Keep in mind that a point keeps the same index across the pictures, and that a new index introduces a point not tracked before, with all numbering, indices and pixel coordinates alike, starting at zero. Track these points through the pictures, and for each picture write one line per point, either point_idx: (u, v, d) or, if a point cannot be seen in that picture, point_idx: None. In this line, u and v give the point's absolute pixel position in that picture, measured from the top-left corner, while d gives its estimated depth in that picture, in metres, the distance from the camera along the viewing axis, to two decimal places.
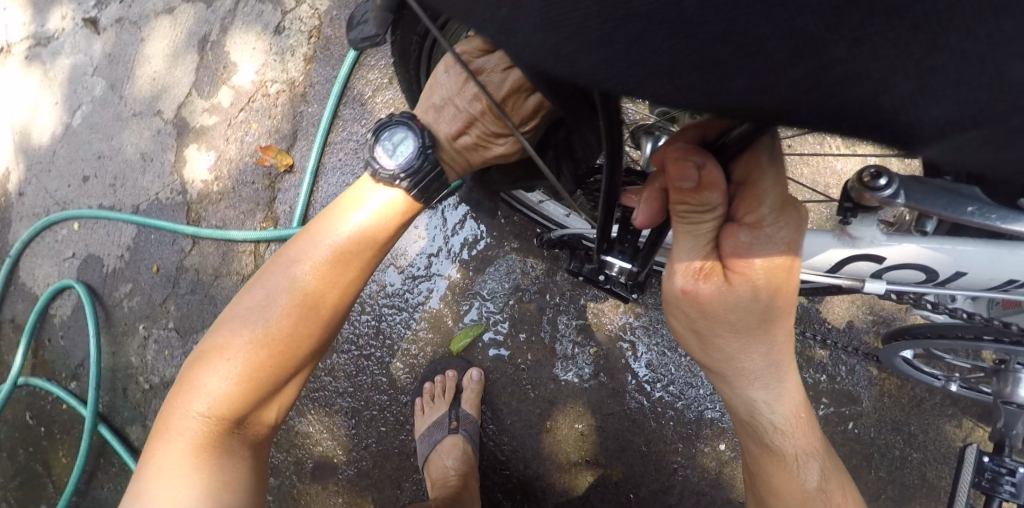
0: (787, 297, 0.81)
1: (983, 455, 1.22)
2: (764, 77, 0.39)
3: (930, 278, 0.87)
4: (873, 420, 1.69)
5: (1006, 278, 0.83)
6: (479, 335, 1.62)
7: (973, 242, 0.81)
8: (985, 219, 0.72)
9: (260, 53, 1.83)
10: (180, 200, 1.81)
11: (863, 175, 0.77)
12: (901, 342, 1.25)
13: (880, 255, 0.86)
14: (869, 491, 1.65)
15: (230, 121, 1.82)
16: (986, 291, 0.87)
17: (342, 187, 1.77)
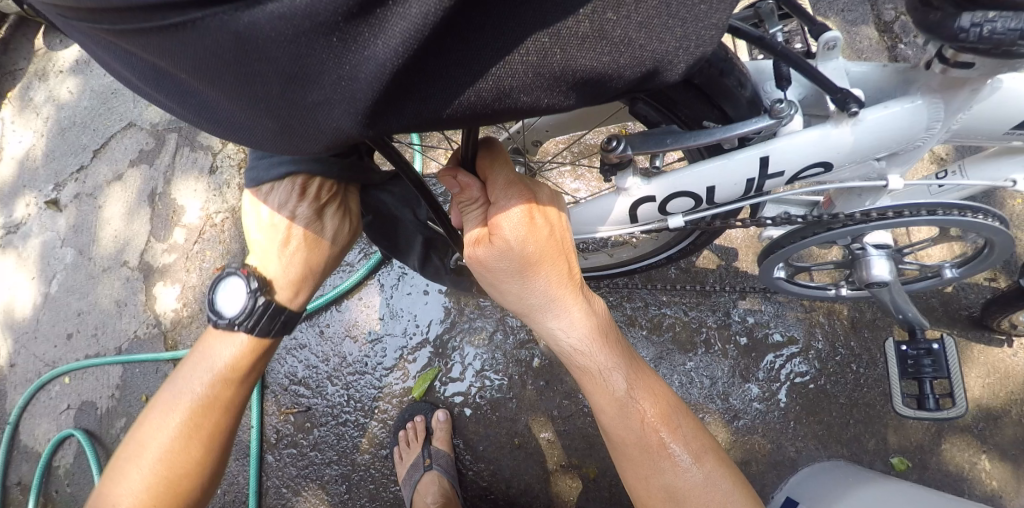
0: (541, 244, 1.02)
1: (902, 345, 1.54)
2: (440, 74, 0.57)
3: (699, 201, 1.09)
4: (808, 360, 1.85)
5: (746, 180, 1.05)
6: (435, 377, 1.82)
7: (704, 162, 1.04)
8: (678, 142, 0.96)
9: (201, 192, 2.09)
10: (156, 331, 2.01)
11: (605, 145, 0.98)
12: (773, 258, 1.38)
13: (650, 196, 1.09)
14: (838, 422, 1.79)
15: (187, 255, 2.04)
16: (743, 198, 1.09)
17: None
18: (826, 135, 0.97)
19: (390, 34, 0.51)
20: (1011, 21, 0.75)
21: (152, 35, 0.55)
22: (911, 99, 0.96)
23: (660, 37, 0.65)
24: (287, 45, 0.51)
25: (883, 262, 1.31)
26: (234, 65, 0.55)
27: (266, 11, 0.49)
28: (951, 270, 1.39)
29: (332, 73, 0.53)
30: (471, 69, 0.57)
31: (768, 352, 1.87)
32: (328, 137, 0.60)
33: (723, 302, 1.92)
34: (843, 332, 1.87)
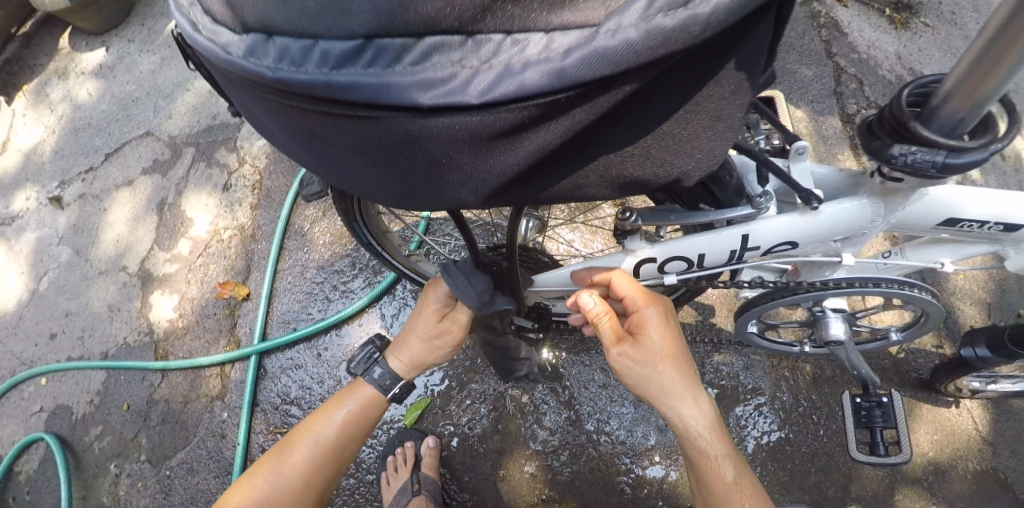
0: (666, 321, 1.23)
1: (857, 398, 1.75)
2: (533, 171, 0.69)
3: (692, 264, 1.27)
4: (775, 412, 2.02)
5: (730, 252, 1.22)
6: (427, 407, 1.90)
7: (695, 234, 1.22)
8: (678, 219, 1.14)
9: (212, 208, 2.14)
10: (148, 340, 2.02)
11: (619, 215, 1.16)
12: (746, 316, 1.58)
13: (654, 255, 1.26)
14: (800, 470, 1.95)
15: (190, 266, 2.07)
16: (728, 266, 1.26)
17: (296, 303, 2.02)
18: (793, 223, 1.17)
19: (523, 144, 0.63)
20: (928, 154, 0.92)
21: (325, 115, 0.65)
22: (857, 199, 1.17)
23: (703, 156, 0.75)
24: (442, 143, 0.63)
25: (839, 323, 1.51)
26: (391, 150, 0.66)
27: (439, 123, 0.61)
28: (896, 334, 1.59)
29: (469, 162, 0.66)
30: (553, 169, 0.70)
31: (735, 405, 2.04)
32: (444, 201, 0.72)
33: (699, 353, 2.10)
34: (806, 387, 2.05)
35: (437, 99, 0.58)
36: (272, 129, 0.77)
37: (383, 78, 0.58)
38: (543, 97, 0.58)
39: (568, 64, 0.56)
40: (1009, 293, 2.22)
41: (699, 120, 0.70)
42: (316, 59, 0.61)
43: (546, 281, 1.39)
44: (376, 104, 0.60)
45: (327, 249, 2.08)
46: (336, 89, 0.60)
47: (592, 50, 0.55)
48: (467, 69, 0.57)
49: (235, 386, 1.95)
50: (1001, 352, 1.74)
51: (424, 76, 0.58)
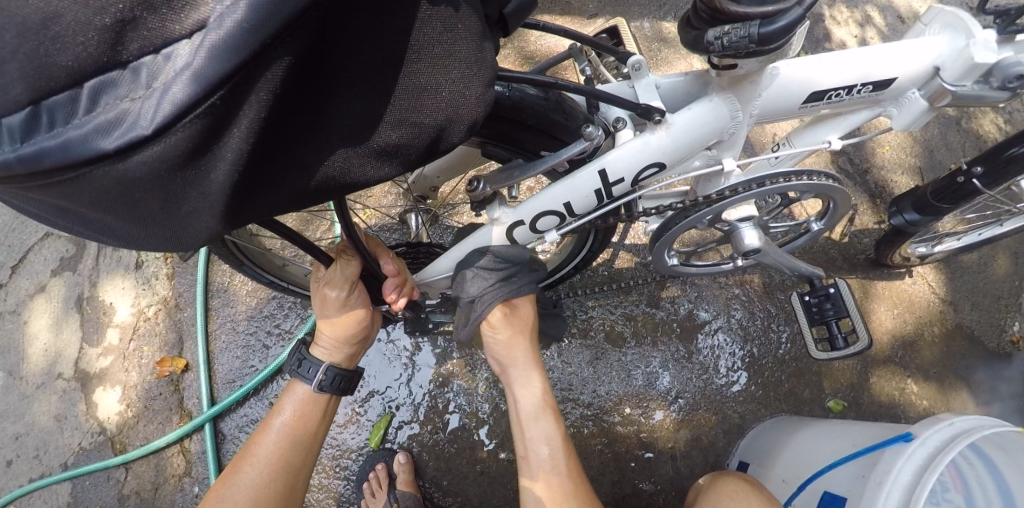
0: (297, 444, 1.25)
1: (806, 296, 1.73)
2: (277, 178, 0.67)
3: (564, 216, 1.18)
4: (738, 324, 2.00)
5: (594, 190, 1.14)
6: (389, 424, 1.86)
7: (554, 184, 1.14)
8: (518, 174, 1.08)
9: (130, 291, 2.10)
10: (103, 438, 1.96)
11: (467, 187, 1.11)
12: (660, 246, 1.52)
13: (521, 219, 1.16)
14: (772, 381, 1.95)
15: (124, 354, 2.02)
16: (603, 207, 1.17)
17: (235, 360, 1.97)
18: (647, 142, 1.09)
19: (231, 157, 0.60)
20: (742, 29, 0.90)
21: (44, 188, 0.64)
22: (707, 100, 1.12)
23: (450, 98, 0.71)
24: (154, 182, 0.61)
25: (751, 232, 1.48)
26: (119, 199, 0.64)
27: (134, 164, 0.58)
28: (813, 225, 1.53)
29: (194, 190, 0.63)
30: (295, 166, 0.66)
31: (697, 333, 1.99)
32: (205, 239, 0.70)
33: (647, 294, 2.02)
34: (757, 298, 2.04)
35: (119, 140, 0.56)
36: (46, 219, 0.76)
37: (60, 135, 0.58)
38: (207, 102, 0.55)
39: (210, 61, 0.53)
40: (935, 153, 2.25)
41: (424, 64, 0.68)
42: (5, 136, 0.60)
43: (431, 273, 1.31)
44: (70, 164, 0.59)
45: (252, 297, 2.04)
46: (27, 161, 0.60)
47: (218, 39, 0.53)
48: (136, 99, 0.56)
49: (197, 458, 1.94)
50: (930, 212, 1.75)
51: (99, 120, 0.57)
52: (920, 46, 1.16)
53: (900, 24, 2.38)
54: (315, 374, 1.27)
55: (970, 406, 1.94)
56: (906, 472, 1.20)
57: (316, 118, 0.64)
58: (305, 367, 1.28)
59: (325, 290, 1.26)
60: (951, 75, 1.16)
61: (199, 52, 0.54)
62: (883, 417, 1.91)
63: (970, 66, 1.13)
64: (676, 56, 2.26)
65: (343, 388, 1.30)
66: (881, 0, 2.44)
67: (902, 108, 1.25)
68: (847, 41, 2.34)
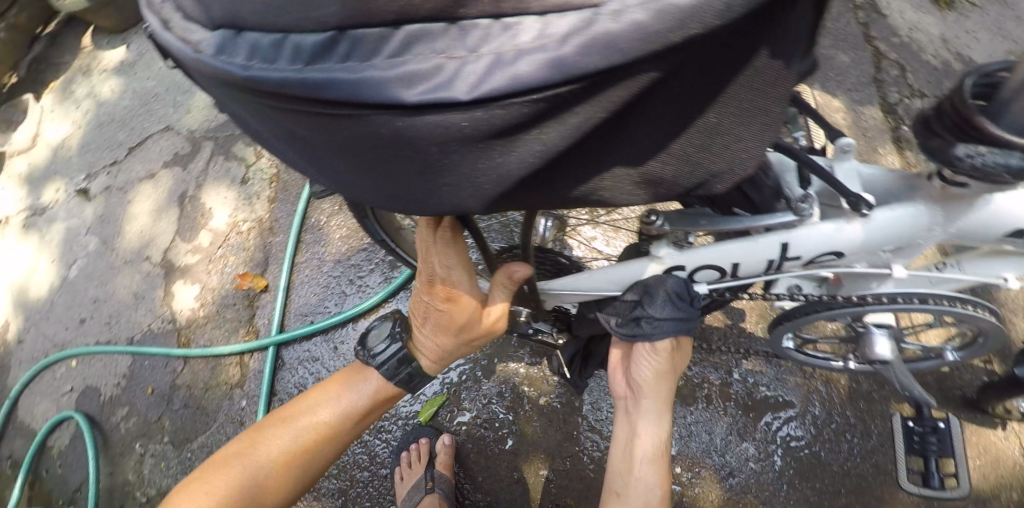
0: (357, 419, 1.38)
1: (903, 421, 1.56)
2: (546, 176, 0.65)
3: (725, 273, 1.16)
4: (809, 419, 1.93)
5: (766, 260, 1.12)
6: (443, 404, 1.90)
7: (730, 241, 1.11)
8: (702, 224, 1.03)
9: (230, 201, 2.13)
10: (170, 328, 2.02)
11: (644, 220, 1.04)
12: (784, 328, 1.50)
13: (682, 264, 1.14)
14: (828, 490, 1.84)
15: (210, 257, 2.06)
16: (766, 275, 1.15)
17: (313, 295, 2.00)
18: (839, 229, 1.06)
19: (529, 145, 0.59)
20: (999, 155, 0.82)
21: (304, 116, 0.60)
22: (913, 204, 1.04)
23: (732, 152, 0.69)
24: (436, 147, 0.58)
25: (885, 341, 1.41)
26: (381, 150, 0.61)
27: (430, 122, 0.56)
28: (951, 354, 1.46)
29: (467, 166, 0.61)
30: (569, 168, 0.65)
31: (766, 413, 1.94)
32: (447, 212, 0.68)
33: (727, 360, 2.01)
34: (841, 401, 1.95)
35: (426, 94, 0.53)
36: (265, 135, 0.72)
37: (358, 71, 0.54)
38: (554, 89, 0.53)
39: (580, 54, 0.51)
40: None
41: (731, 112, 0.65)
42: (285, 53, 0.57)
43: (561, 286, 1.28)
44: (356, 102, 0.55)
45: (343, 243, 2.06)
46: (309, 86, 0.55)
47: (607, 33, 0.51)
48: (454, 58, 0.53)
49: (254, 376, 1.94)
50: None
51: (405, 67, 0.54)
52: None
53: None
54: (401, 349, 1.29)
55: None
56: None
57: (614, 132, 0.62)
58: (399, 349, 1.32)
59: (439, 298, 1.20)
60: None
61: (552, 42, 0.51)
62: None
63: None
64: None
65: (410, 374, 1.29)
66: None
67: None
68: None
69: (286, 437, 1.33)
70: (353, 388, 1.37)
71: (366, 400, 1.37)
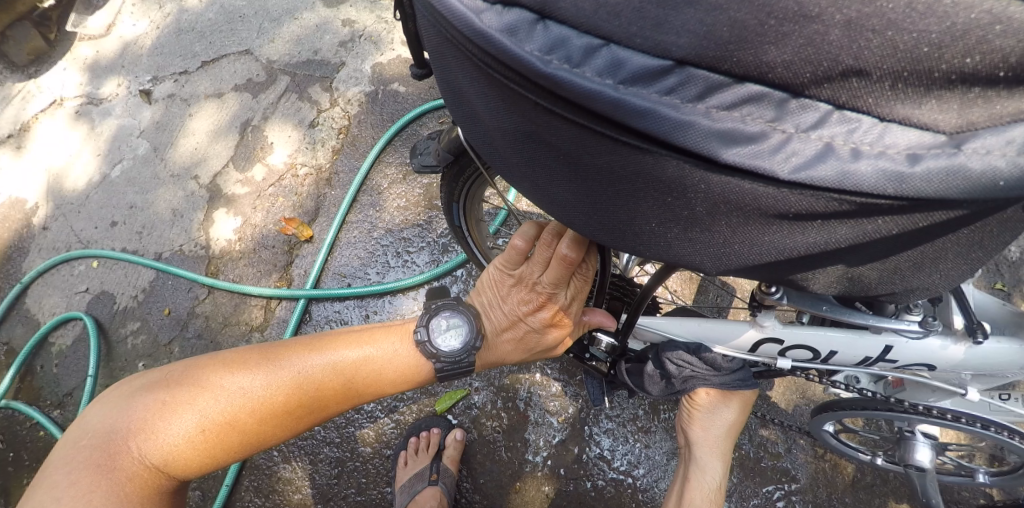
0: (373, 380, 1.10)
1: None
2: (783, 265, 0.64)
3: (817, 356, 1.18)
4: (815, 500, 1.90)
5: (865, 355, 1.14)
6: (461, 399, 1.86)
7: (836, 329, 1.13)
8: (823, 309, 1.05)
9: (293, 141, 2.06)
10: (203, 254, 1.95)
11: (764, 288, 1.06)
12: (828, 415, 1.48)
13: (781, 338, 1.15)
14: None
15: (260, 193, 2.00)
16: (857, 366, 1.17)
17: (355, 258, 1.93)
18: (945, 346, 1.09)
19: (806, 238, 0.58)
20: None
21: (585, 133, 0.58)
22: (1019, 342, 1.09)
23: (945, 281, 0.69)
24: (714, 205, 0.58)
25: (927, 449, 1.38)
26: (648, 187, 0.60)
27: (728, 184, 0.55)
28: (983, 474, 1.46)
29: (728, 232, 0.60)
30: (807, 263, 0.64)
31: (768, 481, 1.93)
32: (664, 260, 0.67)
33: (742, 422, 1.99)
34: (842, 486, 1.91)
35: (744, 159, 0.52)
36: (487, 127, 0.70)
37: (685, 113, 0.52)
38: (881, 204, 0.51)
39: (928, 181, 0.49)
40: None
41: (975, 251, 0.64)
42: (599, 64, 0.55)
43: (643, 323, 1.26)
44: (666, 140, 0.54)
45: (399, 215, 1.98)
46: (624, 109, 0.53)
47: (960, 168, 0.48)
48: (786, 132, 0.52)
49: (276, 324, 1.87)
50: None
51: (731, 126, 0.52)
52: None
53: None
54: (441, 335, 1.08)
55: None
56: None
57: (877, 248, 0.61)
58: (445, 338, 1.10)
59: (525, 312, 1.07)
60: None
61: (898, 154, 0.50)
62: None
63: None
64: None
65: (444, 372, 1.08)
66: None
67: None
68: None
69: (283, 379, 1.05)
70: (374, 342, 1.11)
71: (388, 365, 1.10)
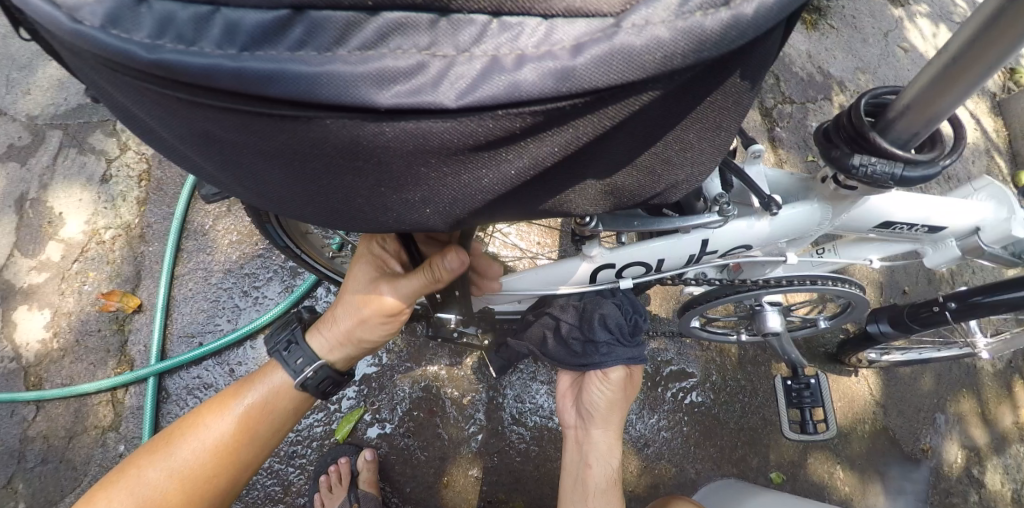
0: (259, 423, 1.17)
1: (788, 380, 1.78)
2: (520, 192, 0.65)
3: (651, 269, 1.19)
4: (710, 384, 2.10)
5: (689, 254, 1.16)
6: (361, 418, 1.77)
7: (656, 239, 1.14)
8: (634, 224, 1.04)
9: (87, 205, 1.81)
10: (14, 367, 1.65)
11: (579, 222, 1.02)
12: (690, 313, 1.53)
13: (610, 262, 1.16)
14: (727, 445, 2.05)
15: (63, 275, 1.74)
16: (687, 267, 1.20)
17: (199, 313, 1.78)
18: (750, 227, 1.12)
19: (509, 160, 0.59)
20: (887, 166, 0.93)
21: (239, 116, 0.54)
22: (808, 202, 1.13)
23: (692, 166, 0.72)
24: (401, 156, 0.56)
25: (775, 316, 1.48)
26: (333, 158, 0.57)
27: (398, 129, 0.53)
28: (824, 322, 1.60)
29: (435, 177, 0.59)
30: (546, 182, 0.66)
31: (670, 384, 2.08)
32: (401, 225, 0.66)
33: None
34: (731, 368, 2.14)
35: (400, 97, 0.50)
36: (174, 140, 0.65)
37: (316, 65, 0.50)
38: (557, 105, 0.52)
39: (589, 70, 0.50)
40: (895, 274, 2.50)
41: (701, 129, 0.67)
42: (213, 39, 0.51)
43: (493, 288, 1.27)
44: (309, 101, 0.51)
45: (234, 250, 1.86)
46: (251, 80, 0.50)
47: (617, 49, 0.51)
48: (443, 57, 0.51)
49: (130, 414, 1.66)
50: (901, 327, 1.92)
51: (375, 66, 0.50)
52: (969, 208, 1.22)
53: None
54: (303, 368, 1.18)
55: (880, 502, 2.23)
56: None
57: (595, 151, 0.63)
58: (289, 354, 1.20)
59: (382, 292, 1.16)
60: (989, 237, 1.23)
61: (563, 50, 0.51)
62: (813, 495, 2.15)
63: (1004, 238, 1.21)
64: None
65: (325, 391, 1.22)
66: None
67: (936, 250, 1.31)
68: None
69: (176, 460, 1.11)
70: (246, 392, 1.18)
71: (262, 405, 1.18)
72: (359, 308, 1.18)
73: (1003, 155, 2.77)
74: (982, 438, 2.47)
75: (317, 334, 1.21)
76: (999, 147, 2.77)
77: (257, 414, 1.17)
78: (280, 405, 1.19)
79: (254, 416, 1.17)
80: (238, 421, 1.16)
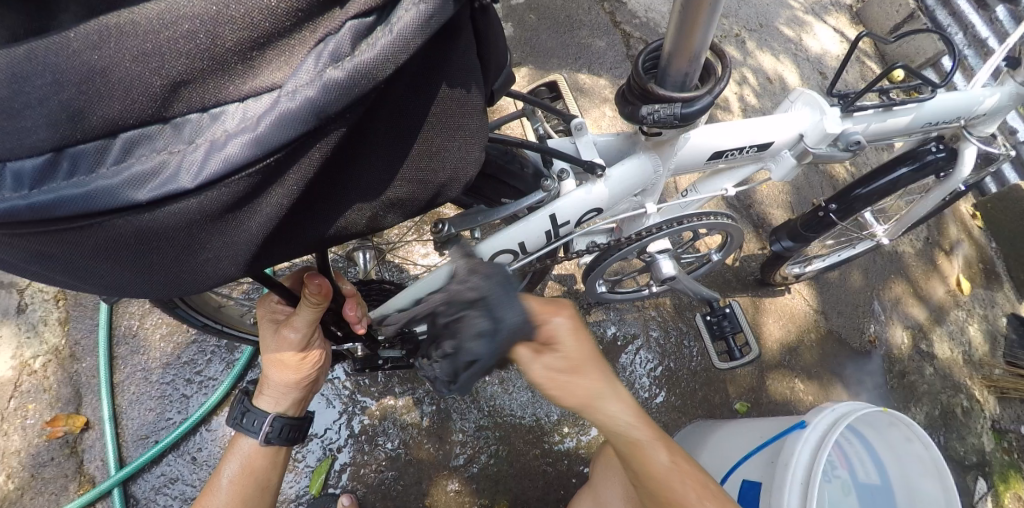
0: (254, 483, 1.17)
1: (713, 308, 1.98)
2: (296, 228, 0.75)
3: (520, 252, 1.27)
4: (656, 337, 2.21)
5: (545, 231, 1.24)
6: (331, 467, 1.80)
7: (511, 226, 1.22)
8: (478, 217, 1.18)
9: (8, 341, 1.80)
10: None
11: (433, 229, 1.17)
12: (592, 277, 1.61)
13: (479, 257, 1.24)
14: (688, 390, 2.17)
15: (2, 416, 1.73)
16: (550, 245, 1.27)
17: (149, 413, 1.81)
18: (589, 192, 1.22)
19: (266, 212, 0.69)
20: (668, 108, 1.03)
21: (46, 235, 0.64)
22: (634, 157, 1.27)
23: (451, 165, 0.82)
24: (181, 230, 0.66)
25: (668, 262, 1.58)
26: (134, 247, 0.67)
27: (166, 212, 0.64)
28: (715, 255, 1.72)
29: (219, 239, 0.70)
30: (317, 214, 0.75)
31: (621, 350, 2.17)
32: (220, 283, 0.76)
33: None
34: (670, 318, 2.26)
35: (155, 191, 0.61)
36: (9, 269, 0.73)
37: (87, 184, 0.60)
38: (261, 163, 0.63)
39: (272, 128, 0.61)
40: (802, 190, 2.66)
41: (437, 133, 0.79)
42: (8, 182, 0.61)
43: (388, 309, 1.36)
44: (90, 213, 0.61)
45: (167, 342, 1.89)
46: (39, 209, 0.60)
47: (286, 109, 0.60)
48: (175, 153, 0.62)
49: None
50: (800, 240, 2.03)
51: (132, 170, 0.61)
52: (789, 119, 1.36)
53: (768, 85, 2.75)
54: (262, 425, 1.18)
55: (844, 397, 2.36)
56: (805, 453, 1.47)
57: (340, 176, 0.73)
58: (248, 419, 1.19)
59: (286, 333, 1.19)
60: (813, 140, 1.37)
61: (250, 122, 0.61)
62: (779, 412, 2.26)
63: (824, 136, 1.34)
64: (589, 104, 2.40)
65: (292, 438, 1.22)
66: (753, 62, 2.77)
67: (777, 164, 1.43)
68: (730, 98, 2.65)
69: None
70: (226, 465, 1.18)
71: (246, 469, 1.17)
72: (277, 355, 1.20)
73: (870, 59, 2.98)
74: (921, 314, 2.63)
75: (262, 396, 1.21)
76: (867, 52, 3.00)
77: (247, 478, 1.17)
78: (265, 460, 1.20)
79: (246, 479, 1.17)
80: (232, 491, 1.15)
